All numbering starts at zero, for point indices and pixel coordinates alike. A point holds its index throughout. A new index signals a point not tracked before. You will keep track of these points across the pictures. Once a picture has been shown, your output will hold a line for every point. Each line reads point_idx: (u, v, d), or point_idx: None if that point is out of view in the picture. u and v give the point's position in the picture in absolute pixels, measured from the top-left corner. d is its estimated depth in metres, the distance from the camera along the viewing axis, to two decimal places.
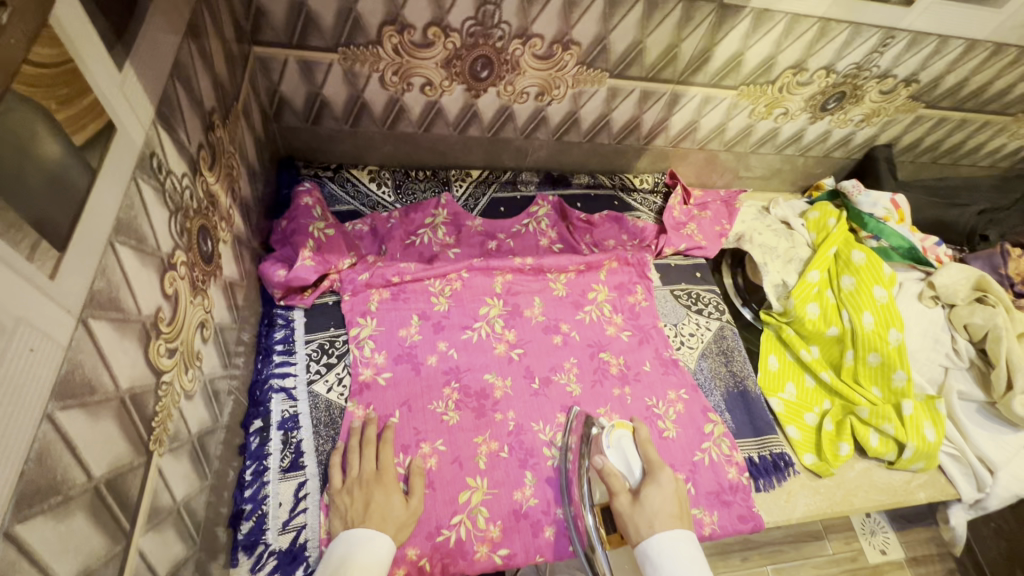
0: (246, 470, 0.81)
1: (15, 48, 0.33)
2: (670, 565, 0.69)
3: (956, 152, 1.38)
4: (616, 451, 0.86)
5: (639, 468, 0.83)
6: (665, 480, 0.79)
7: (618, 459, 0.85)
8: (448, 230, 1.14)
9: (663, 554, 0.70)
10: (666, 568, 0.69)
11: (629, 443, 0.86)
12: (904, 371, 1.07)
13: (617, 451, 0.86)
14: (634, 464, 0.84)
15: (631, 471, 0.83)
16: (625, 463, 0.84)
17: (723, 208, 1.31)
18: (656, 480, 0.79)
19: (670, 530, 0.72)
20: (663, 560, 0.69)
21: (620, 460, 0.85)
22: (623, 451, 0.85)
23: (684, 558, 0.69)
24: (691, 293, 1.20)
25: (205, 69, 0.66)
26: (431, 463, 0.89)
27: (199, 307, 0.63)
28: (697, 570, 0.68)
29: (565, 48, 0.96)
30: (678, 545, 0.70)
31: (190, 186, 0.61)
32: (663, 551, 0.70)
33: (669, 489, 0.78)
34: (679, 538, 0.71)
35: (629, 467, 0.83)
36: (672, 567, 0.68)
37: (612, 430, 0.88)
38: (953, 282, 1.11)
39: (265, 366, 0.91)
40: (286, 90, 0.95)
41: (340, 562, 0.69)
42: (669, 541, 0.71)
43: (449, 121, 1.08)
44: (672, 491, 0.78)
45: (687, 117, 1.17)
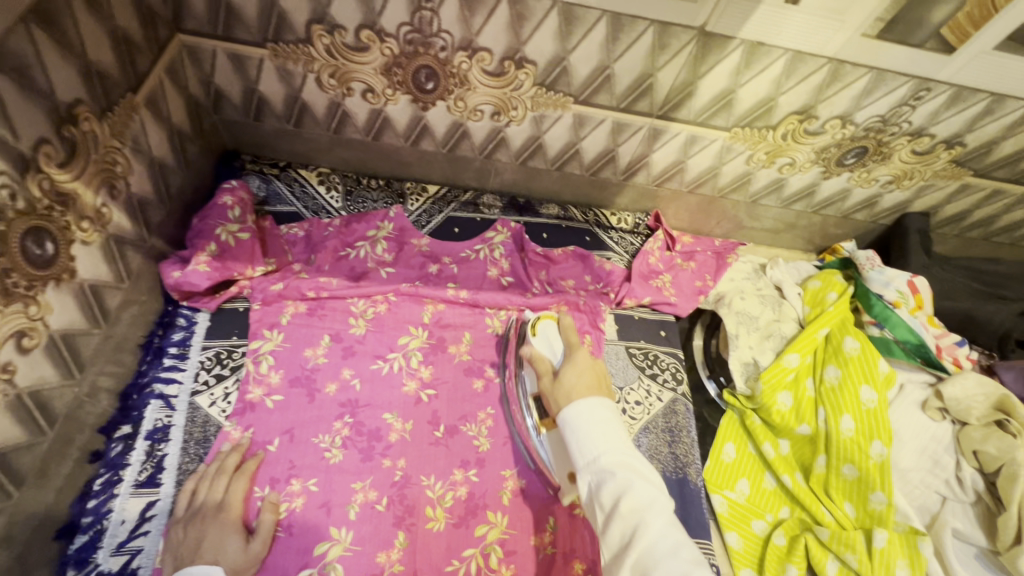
0: (97, 479, 0.77)
1: None
2: (586, 430, 0.65)
3: (1013, 231, 1.15)
4: (541, 340, 0.87)
5: (560, 349, 0.84)
6: (580, 359, 0.78)
7: (542, 344, 0.86)
8: (389, 245, 1.06)
9: (580, 424, 0.66)
10: (581, 431, 0.65)
11: (554, 331, 0.88)
12: (884, 492, 0.88)
13: (541, 338, 0.87)
14: (557, 347, 0.85)
15: (555, 355, 0.84)
16: (549, 349, 0.85)
17: (711, 260, 1.14)
18: (573, 360, 0.78)
19: (585, 399, 0.68)
20: (579, 425, 0.65)
21: (545, 347, 0.86)
22: (548, 340, 0.86)
23: (602, 420, 0.65)
24: (649, 353, 1.05)
25: (65, 55, 0.61)
26: (296, 503, 0.81)
27: (15, 315, 0.59)
28: (612, 427, 0.65)
29: (518, 65, 0.85)
30: (595, 411, 0.66)
31: (12, 186, 0.57)
32: (580, 414, 0.66)
33: (585, 365, 0.77)
34: (596, 405, 0.67)
35: (552, 351, 0.84)
36: (586, 432, 0.64)
37: (535, 323, 0.89)
38: (967, 395, 0.91)
39: (151, 368, 0.86)
40: (221, 82, 0.91)
41: None
42: (587, 408, 0.67)
43: (398, 131, 0.99)
44: (588, 367, 0.76)
45: (670, 155, 1.02)
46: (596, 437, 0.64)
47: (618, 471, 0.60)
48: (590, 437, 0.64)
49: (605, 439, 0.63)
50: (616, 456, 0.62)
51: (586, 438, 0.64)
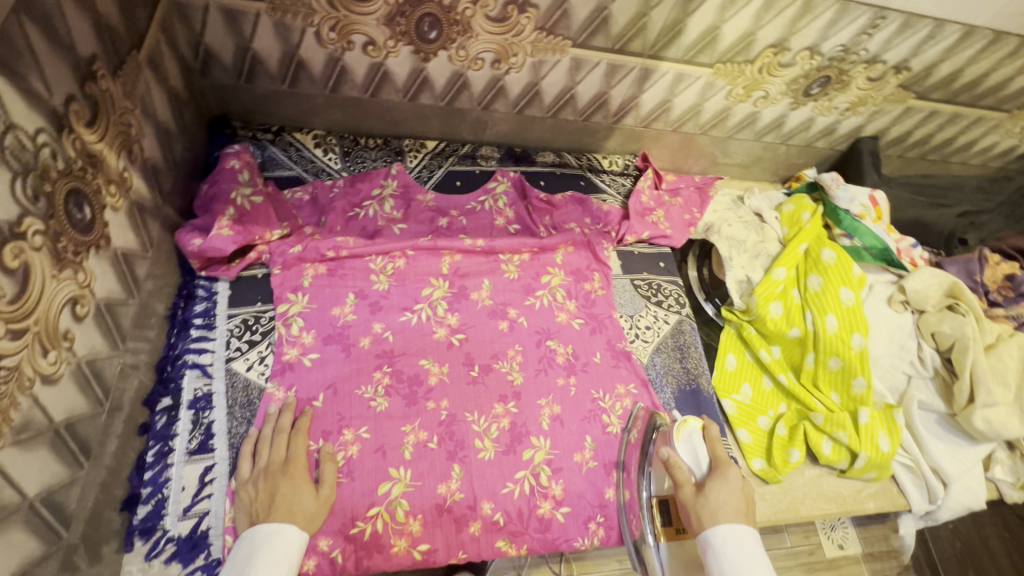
0: (148, 451, 0.77)
1: None
2: (732, 559, 0.69)
3: (946, 148, 1.31)
4: (685, 445, 0.90)
5: (705, 463, 0.87)
6: (731, 478, 0.81)
7: (688, 454, 0.88)
8: (396, 203, 1.06)
9: (728, 548, 0.70)
10: (728, 558, 0.70)
11: (700, 440, 0.90)
12: (865, 377, 1.02)
13: (685, 443, 0.90)
14: (701, 458, 0.87)
15: (698, 464, 0.87)
16: (692, 456, 0.88)
17: (696, 195, 1.24)
18: (724, 476, 0.81)
19: (733, 524, 0.73)
20: (724, 550, 0.70)
21: (687, 453, 0.88)
22: (694, 447, 0.89)
23: (749, 555, 0.70)
24: (652, 284, 1.13)
25: (79, 6, 0.58)
26: (352, 451, 0.84)
27: (68, 281, 0.58)
28: (757, 562, 0.69)
29: (521, 10, 0.88)
30: (742, 540, 0.71)
31: (52, 146, 0.55)
32: (727, 543, 0.71)
33: (736, 485, 0.80)
34: (740, 534, 0.72)
35: (697, 461, 0.87)
36: (732, 560, 0.69)
37: (681, 425, 0.92)
38: (925, 288, 1.06)
39: (180, 340, 0.84)
40: (211, 42, 0.88)
41: (245, 563, 0.66)
42: (734, 537, 0.71)
43: (397, 86, 1.00)
44: (739, 489, 0.79)
45: (659, 95, 1.09)
46: (744, 568, 0.68)
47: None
48: (737, 566, 0.69)
49: (753, 572, 0.68)
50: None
51: (732, 567, 0.69)
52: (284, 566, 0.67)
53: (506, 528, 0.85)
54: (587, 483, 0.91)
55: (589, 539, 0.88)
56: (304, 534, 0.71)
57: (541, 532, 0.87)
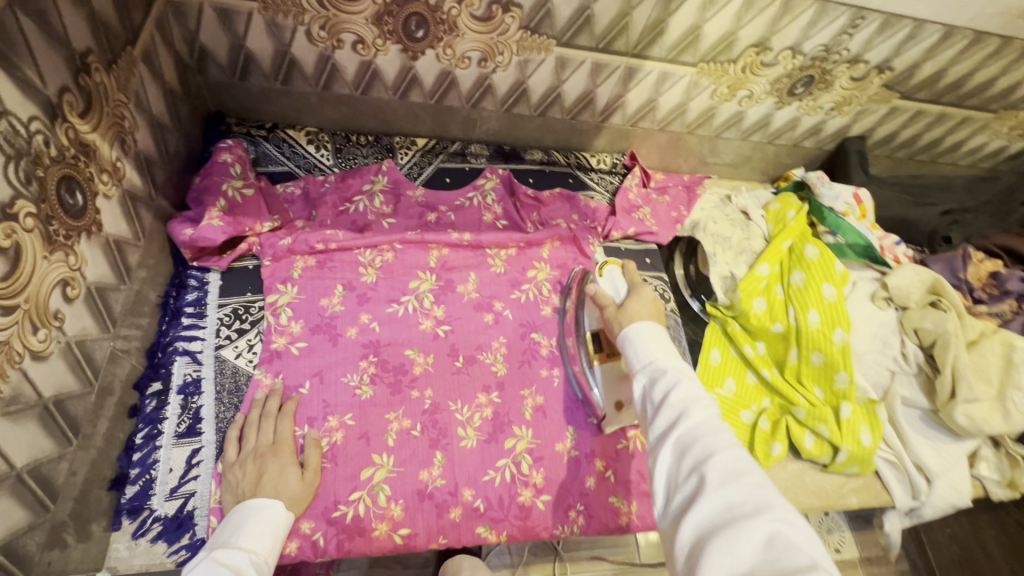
0: (137, 433, 0.79)
1: None
2: (644, 340, 0.68)
3: (933, 149, 1.32)
4: (607, 281, 0.91)
5: (622, 290, 0.87)
6: (645, 294, 0.81)
7: (608, 286, 0.89)
8: (386, 198, 1.09)
9: (641, 336, 0.69)
10: (641, 342, 0.68)
11: (619, 275, 0.90)
12: (847, 372, 1.03)
13: (607, 280, 0.91)
14: (621, 287, 0.88)
15: (619, 293, 0.87)
16: (613, 288, 0.89)
17: (683, 193, 1.26)
18: (638, 294, 0.81)
19: (643, 322, 0.71)
20: (638, 337, 0.69)
21: (608, 286, 0.89)
22: (613, 280, 0.90)
23: (659, 333, 0.69)
24: None
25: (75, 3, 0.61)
26: (337, 437, 0.86)
27: (58, 264, 0.60)
28: (666, 342, 0.67)
29: (505, 9, 0.90)
30: (654, 330, 0.69)
31: (45, 133, 0.57)
32: (640, 333, 0.69)
33: (648, 298, 0.80)
34: (652, 324, 0.70)
35: (616, 289, 0.88)
36: (643, 342, 0.67)
37: (602, 265, 0.92)
38: (907, 284, 1.07)
39: (171, 328, 0.87)
40: (206, 40, 0.91)
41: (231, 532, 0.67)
42: (646, 327, 0.70)
43: (387, 84, 1.02)
44: (651, 301, 0.79)
45: (644, 94, 1.11)
46: (654, 346, 0.66)
47: (672, 371, 0.63)
48: (647, 346, 0.67)
49: (662, 349, 0.66)
50: (672, 361, 0.65)
51: (643, 350, 0.67)
52: (270, 535, 0.69)
53: (486, 514, 0.87)
54: (568, 472, 0.92)
55: (569, 527, 0.90)
56: (290, 513, 0.73)
57: (521, 519, 0.88)
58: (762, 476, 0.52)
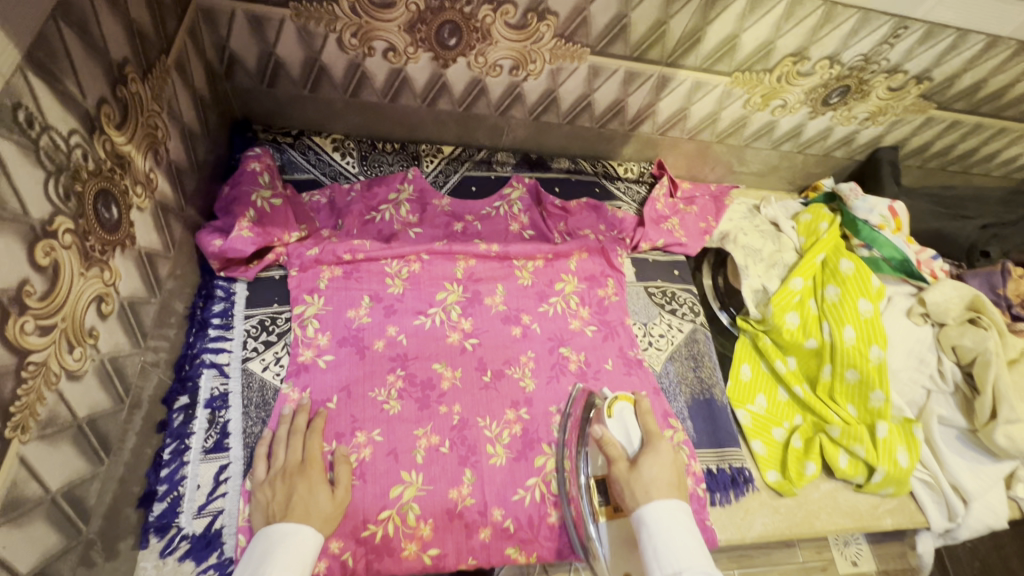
0: (165, 448, 0.77)
1: None
2: (665, 536, 0.66)
3: (967, 159, 1.29)
4: (616, 422, 0.86)
5: (636, 441, 0.83)
6: (664, 452, 0.78)
7: (619, 429, 0.85)
8: (412, 207, 1.07)
9: (661, 527, 0.67)
10: (664, 538, 0.66)
11: (631, 415, 0.86)
12: (883, 391, 1.00)
13: (618, 421, 0.86)
14: (633, 433, 0.84)
15: (630, 443, 0.83)
16: (624, 435, 0.84)
17: (711, 203, 1.23)
18: (655, 450, 0.78)
19: (666, 501, 0.70)
20: (658, 528, 0.67)
21: (619, 431, 0.85)
22: (625, 421, 0.86)
23: (682, 528, 0.67)
24: (666, 292, 1.13)
25: (113, 11, 0.60)
26: (365, 453, 0.84)
27: (94, 280, 0.59)
28: (691, 542, 0.66)
29: (540, 18, 0.88)
30: (675, 516, 0.68)
31: (83, 146, 0.56)
32: (660, 522, 0.68)
33: (668, 460, 0.77)
34: (674, 508, 0.69)
35: (629, 437, 0.83)
36: (666, 539, 0.66)
37: (612, 403, 0.88)
38: (945, 300, 1.04)
39: (198, 340, 0.85)
40: (236, 47, 0.89)
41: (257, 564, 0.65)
42: (669, 511, 0.69)
43: (416, 92, 1.01)
44: (671, 464, 0.76)
45: (676, 103, 1.09)
46: (678, 550, 0.65)
47: None
48: (670, 548, 0.65)
49: (687, 552, 0.65)
50: (696, 567, 0.63)
51: (665, 549, 0.65)
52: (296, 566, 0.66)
53: (516, 535, 0.85)
54: None
55: None
56: (320, 535, 0.71)
57: (551, 540, 0.86)
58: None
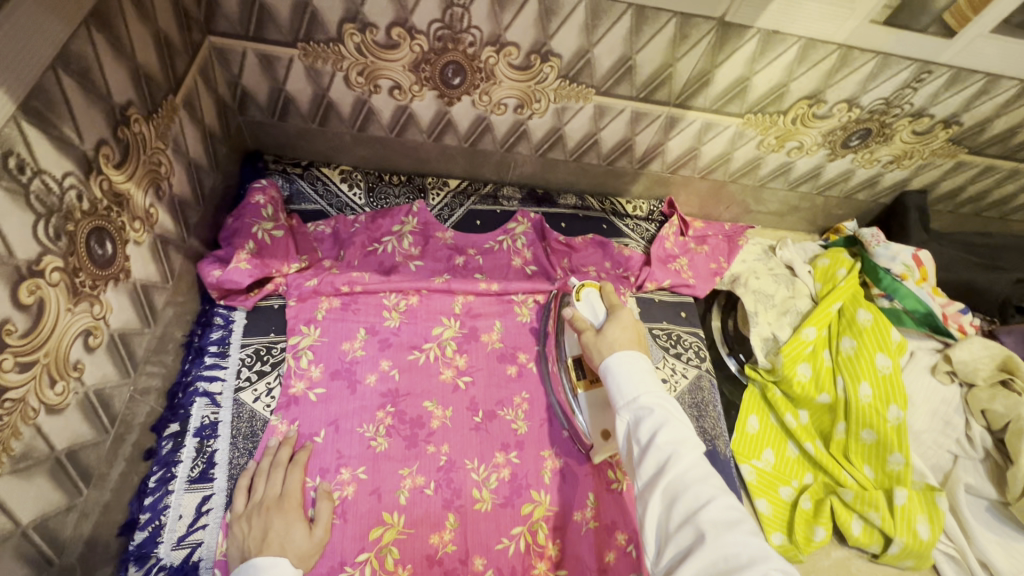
0: (151, 476, 0.78)
1: None
2: (626, 374, 0.69)
3: (1005, 205, 1.21)
4: (585, 305, 0.87)
5: (602, 315, 0.84)
6: (625, 317, 0.80)
7: (586, 309, 0.86)
8: (414, 239, 1.07)
9: (623, 370, 0.70)
10: (623, 374, 0.69)
11: (597, 297, 0.88)
12: (902, 454, 0.93)
13: (585, 304, 0.87)
14: (600, 310, 0.85)
15: (596, 317, 0.84)
16: (591, 312, 0.85)
17: (723, 244, 1.19)
18: (616, 317, 0.80)
19: (625, 350, 0.72)
20: (619, 370, 0.70)
21: (587, 310, 0.85)
22: (592, 302, 0.86)
23: (641, 368, 0.69)
24: (671, 333, 1.09)
25: (118, 57, 0.62)
26: (348, 491, 0.83)
27: (83, 314, 0.60)
28: (649, 374, 0.69)
29: (544, 59, 0.88)
30: (633, 361, 0.70)
31: (79, 187, 0.58)
32: (620, 364, 0.70)
33: (629, 322, 0.79)
34: (633, 356, 0.71)
35: (596, 313, 0.84)
36: (625, 376, 0.69)
37: (580, 288, 0.89)
38: (974, 358, 0.97)
39: (193, 367, 0.87)
40: (248, 83, 0.92)
41: None
42: (629, 358, 0.71)
43: (422, 127, 1.02)
44: (632, 324, 0.79)
45: (685, 142, 1.06)
46: (637, 381, 0.68)
47: (657, 410, 0.64)
48: (629, 380, 0.68)
49: (644, 382, 0.68)
50: (655, 397, 0.66)
51: (625, 382, 0.68)
52: None
53: None
54: (587, 546, 0.85)
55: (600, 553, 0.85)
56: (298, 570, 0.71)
57: None
58: (749, 521, 0.56)
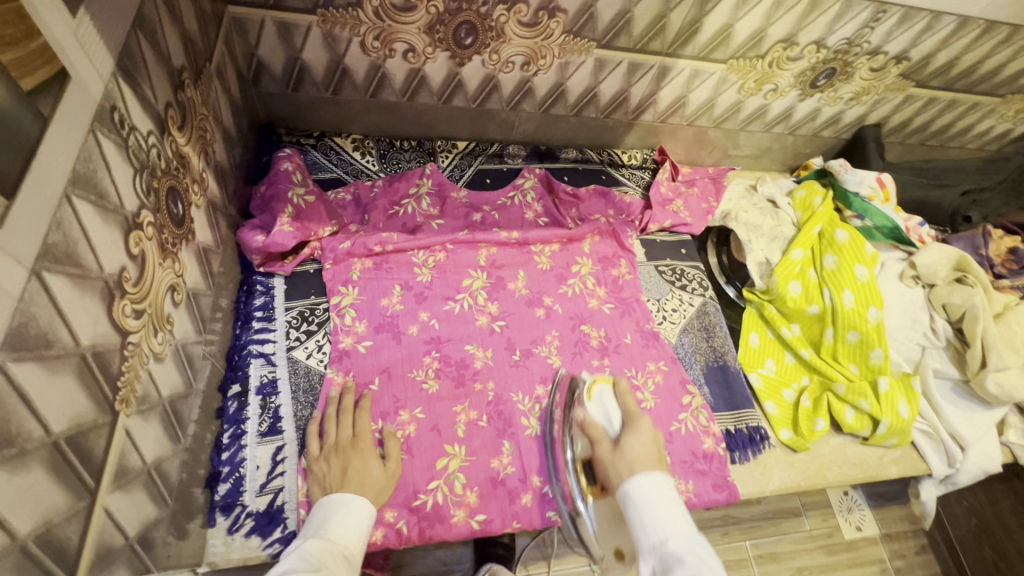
0: (224, 433, 0.82)
1: None
2: (650, 507, 0.63)
3: (945, 134, 1.37)
4: (596, 406, 0.83)
5: (616, 422, 0.79)
6: (643, 428, 0.73)
7: (598, 413, 0.82)
8: (432, 200, 1.12)
9: (645, 500, 0.63)
10: (647, 510, 0.63)
11: (610, 398, 0.84)
12: (882, 348, 1.08)
13: (597, 405, 0.83)
14: (614, 417, 0.80)
15: (611, 424, 0.79)
16: (604, 417, 0.81)
17: (710, 185, 1.30)
18: (634, 428, 0.73)
19: (649, 473, 0.65)
20: (643, 501, 0.63)
21: (600, 414, 0.82)
22: (604, 405, 0.83)
23: (667, 501, 0.63)
24: (675, 269, 1.19)
25: (173, 23, 0.64)
26: (409, 430, 0.89)
27: (168, 270, 0.63)
28: (677, 509, 0.63)
29: (551, 15, 0.94)
30: (660, 489, 0.64)
31: (157, 145, 0.60)
32: (644, 491, 0.64)
33: (649, 436, 0.72)
34: (658, 481, 0.65)
35: (609, 419, 0.80)
36: (652, 511, 0.62)
37: (591, 386, 0.86)
38: (934, 263, 1.12)
39: (244, 332, 0.90)
40: (264, 54, 0.94)
41: (321, 522, 0.68)
42: (654, 485, 0.65)
43: (433, 90, 1.06)
44: (651, 439, 0.71)
45: (675, 91, 1.16)
46: (665, 520, 0.61)
47: (690, 560, 0.57)
48: (654, 518, 0.62)
49: (672, 522, 0.61)
50: (686, 543, 0.59)
51: (651, 521, 0.62)
52: (354, 534, 0.69)
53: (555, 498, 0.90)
54: None
55: None
56: (372, 508, 0.73)
57: None
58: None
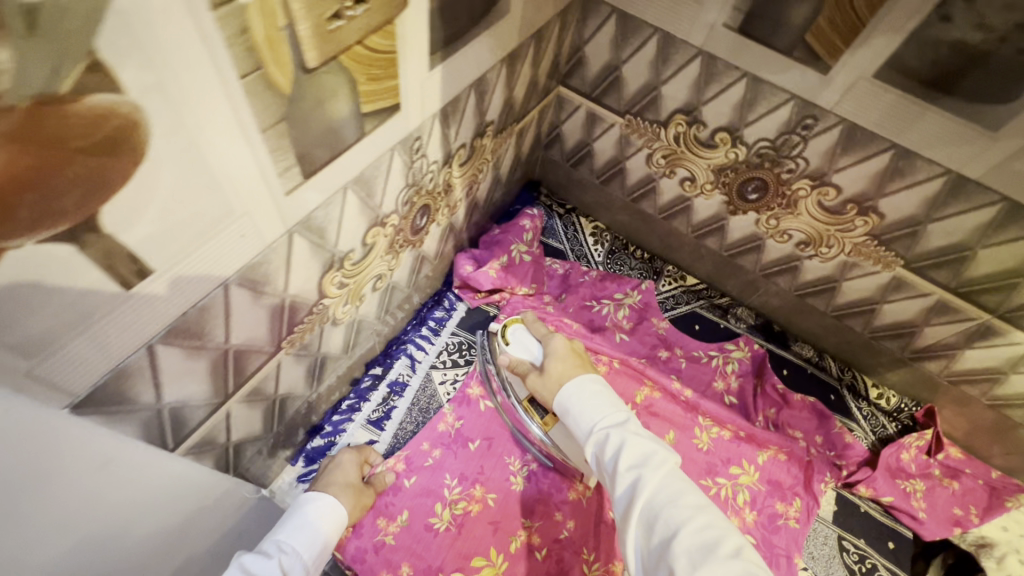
0: (346, 400, 0.92)
1: (354, 32, 0.43)
2: (580, 403, 0.65)
3: None
4: (516, 347, 0.78)
5: (539, 350, 0.77)
6: (558, 344, 0.75)
7: (518, 350, 0.77)
8: (630, 314, 1.07)
9: (576, 400, 0.65)
10: (577, 406, 0.65)
11: (524, 330, 0.80)
12: None
13: (516, 345, 0.78)
14: (535, 343, 0.77)
15: (535, 355, 0.76)
16: (526, 352, 0.77)
17: (983, 493, 0.93)
18: (553, 350, 0.74)
19: (574, 380, 0.68)
20: (575, 400, 0.65)
21: (523, 351, 0.77)
22: (522, 341, 0.78)
23: (594, 391, 0.66)
24: (864, 559, 0.90)
25: (505, 86, 0.76)
26: (472, 507, 0.85)
27: (385, 262, 0.74)
28: (606, 397, 0.65)
29: (861, 212, 0.82)
30: (586, 386, 0.66)
31: (435, 171, 0.71)
32: (573, 394, 0.66)
33: (567, 349, 0.74)
34: (586, 380, 0.67)
35: (530, 351, 0.77)
36: (580, 405, 0.64)
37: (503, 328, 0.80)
38: None
39: (413, 330, 1.00)
40: (566, 129, 1.05)
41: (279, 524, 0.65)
42: (579, 384, 0.67)
43: (691, 221, 1.03)
44: (570, 351, 0.74)
45: (990, 360, 0.87)
46: (593, 409, 0.64)
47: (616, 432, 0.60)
48: (585, 409, 0.64)
49: (599, 409, 0.63)
50: (617, 419, 0.62)
51: (581, 412, 0.64)
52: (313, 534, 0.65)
53: None
54: None
55: None
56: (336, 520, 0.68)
57: None
58: (729, 534, 0.50)
